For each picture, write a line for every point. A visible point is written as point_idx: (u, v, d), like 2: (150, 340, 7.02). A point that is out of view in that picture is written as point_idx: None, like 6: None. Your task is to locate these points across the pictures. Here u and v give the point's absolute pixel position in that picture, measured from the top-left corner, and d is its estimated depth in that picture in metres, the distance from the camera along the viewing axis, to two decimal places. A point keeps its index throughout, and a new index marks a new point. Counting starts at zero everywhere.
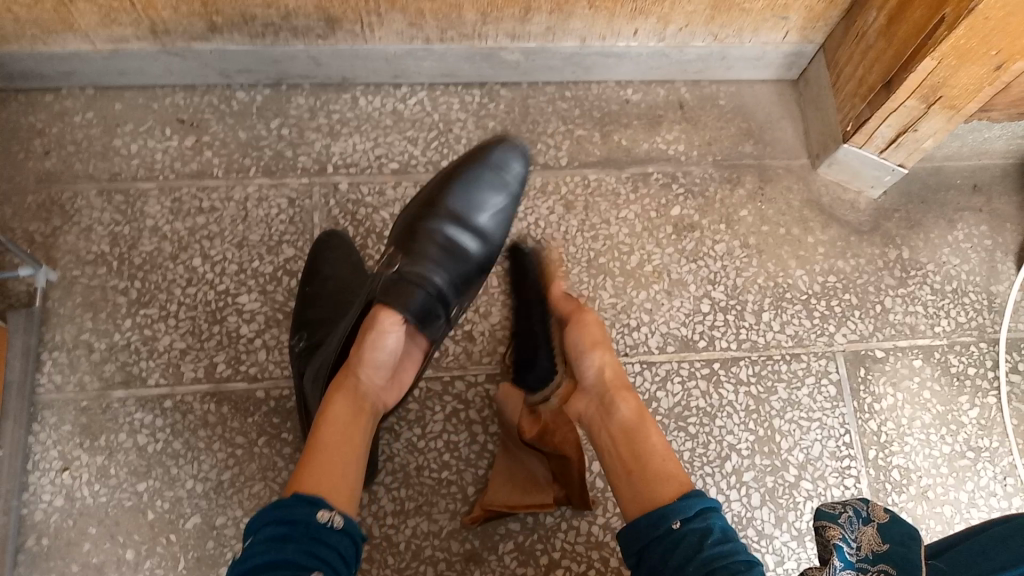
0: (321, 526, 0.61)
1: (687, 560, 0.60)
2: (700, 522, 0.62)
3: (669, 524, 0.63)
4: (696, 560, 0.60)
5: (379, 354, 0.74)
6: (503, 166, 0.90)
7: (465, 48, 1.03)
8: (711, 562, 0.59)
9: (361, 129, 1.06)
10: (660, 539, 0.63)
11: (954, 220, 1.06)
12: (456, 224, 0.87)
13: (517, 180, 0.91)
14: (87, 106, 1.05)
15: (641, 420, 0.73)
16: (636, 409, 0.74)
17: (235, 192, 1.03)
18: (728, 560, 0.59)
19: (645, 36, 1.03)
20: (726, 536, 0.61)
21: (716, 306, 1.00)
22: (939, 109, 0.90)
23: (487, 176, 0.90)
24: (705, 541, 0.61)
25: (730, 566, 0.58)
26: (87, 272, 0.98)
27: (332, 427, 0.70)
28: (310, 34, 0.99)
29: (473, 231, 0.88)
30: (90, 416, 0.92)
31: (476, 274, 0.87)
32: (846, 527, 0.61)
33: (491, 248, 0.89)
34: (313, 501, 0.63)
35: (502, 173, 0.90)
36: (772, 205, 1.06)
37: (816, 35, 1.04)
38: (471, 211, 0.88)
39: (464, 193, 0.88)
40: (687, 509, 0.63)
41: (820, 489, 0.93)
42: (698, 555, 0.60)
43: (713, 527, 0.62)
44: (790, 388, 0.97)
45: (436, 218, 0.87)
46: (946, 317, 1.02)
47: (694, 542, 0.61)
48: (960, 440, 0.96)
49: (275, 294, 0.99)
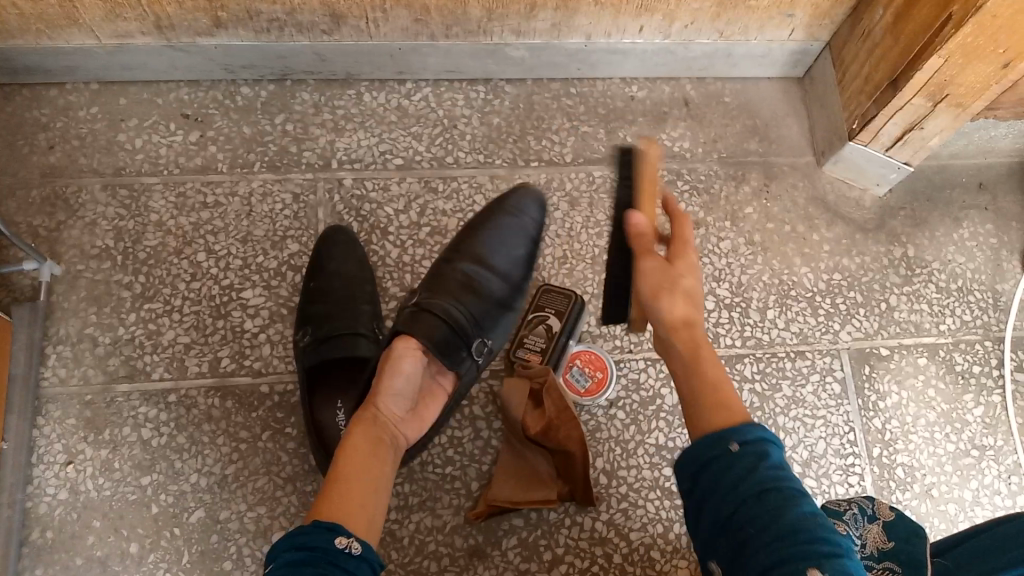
0: (339, 551, 0.59)
1: (741, 482, 0.53)
2: (759, 448, 0.54)
3: (725, 447, 0.55)
4: (752, 481, 0.53)
5: (399, 381, 0.74)
6: (511, 214, 0.96)
7: (469, 45, 1.03)
8: (768, 485, 0.52)
9: (365, 125, 1.06)
10: (712, 461, 0.55)
11: (960, 219, 1.06)
12: (481, 266, 0.91)
13: (535, 224, 0.98)
14: (92, 101, 1.05)
15: (702, 348, 0.61)
16: (703, 340, 0.61)
17: (239, 186, 1.03)
18: (783, 487, 0.53)
19: (650, 34, 1.03)
20: (783, 465, 0.54)
21: (720, 303, 1.00)
22: (946, 107, 0.90)
23: (497, 227, 0.95)
24: (764, 463, 0.54)
25: (785, 493, 0.52)
26: (91, 266, 0.98)
27: (353, 456, 0.67)
28: (315, 29, 0.99)
29: (496, 273, 0.91)
30: (93, 410, 0.92)
31: (496, 315, 0.88)
32: (850, 525, 0.63)
33: (507, 292, 0.91)
34: (330, 528, 0.60)
35: (516, 216, 0.96)
36: (777, 202, 1.06)
37: (822, 33, 1.04)
38: (494, 254, 0.92)
39: (486, 238, 0.93)
40: (746, 433, 0.55)
41: (824, 487, 0.93)
42: (755, 479, 0.53)
43: (772, 456, 0.54)
44: (794, 386, 0.97)
45: (462, 260, 0.91)
46: (951, 316, 1.02)
47: (747, 466, 0.54)
48: (964, 438, 0.96)
49: (279, 289, 0.98)
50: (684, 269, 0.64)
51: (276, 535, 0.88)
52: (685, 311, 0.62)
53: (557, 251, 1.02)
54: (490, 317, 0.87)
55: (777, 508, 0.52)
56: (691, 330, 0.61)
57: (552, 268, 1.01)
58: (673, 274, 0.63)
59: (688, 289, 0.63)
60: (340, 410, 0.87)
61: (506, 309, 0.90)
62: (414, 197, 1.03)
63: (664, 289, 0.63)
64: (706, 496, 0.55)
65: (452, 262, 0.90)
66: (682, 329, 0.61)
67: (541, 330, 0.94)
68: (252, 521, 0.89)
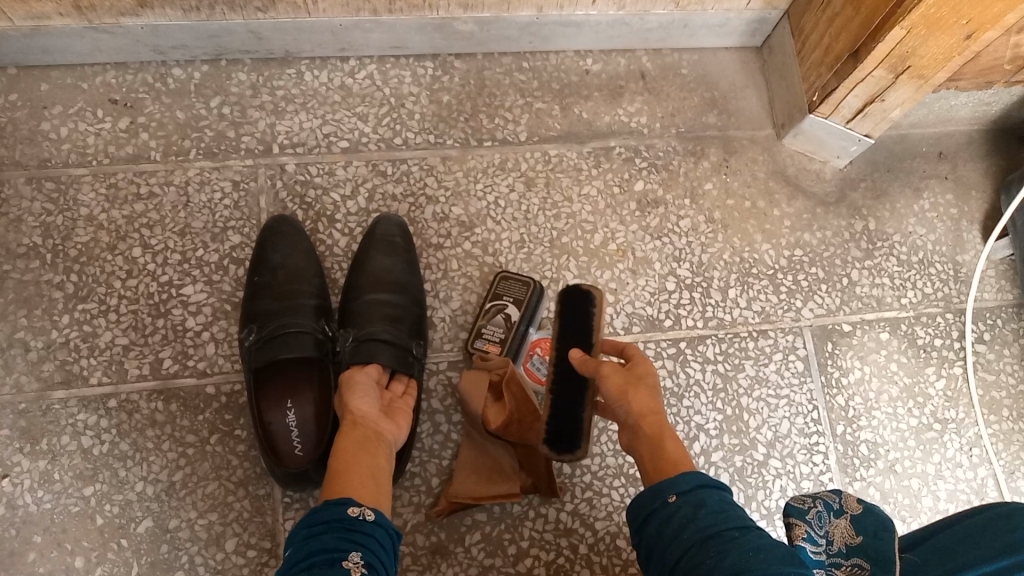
0: (354, 519, 0.60)
1: (680, 530, 0.58)
2: (695, 496, 0.60)
3: (664, 499, 0.61)
4: (690, 529, 0.58)
5: (363, 389, 0.76)
6: (386, 232, 0.94)
7: (415, 20, 0.97)
8: (707, 531, 0.57)
9: (307, 106, 1.01)
10: (655, 513, 0.61)
11: (920, 189, 1.05)
12: (388, 288, 0.91)
13: (402, 230, 0.95)
14: (10, 87, 0.98)
15: (665, 429, 0.66)
16: (665, 423, 0.67)
17: (175, 176, 0.97)
18: (721, 530, 0.57)
19: (604, 5, 0.98)
20: (723, 507, 0.59)
21: (681, 284, 0.98)
22: (907, 79, 0.87)
23: (378, 246, 0.93)
24: (701, 510, 0.59)
25: (724, 536, 0.56)
26: (19, 266, 0.92)
27: (344, 453, 0.68)
28: (249, 6, 0.93)
29: (405, 287, 0.91)
30: (28, 420, 0.87)
31: (420, 323, 0.91)
32: (812, 525, 0.63)
33: (420, 297, 0.92)
34: (341, 501, 0.61)
35: (393, 239, 0.94)
36: (737, 177, 1.03)
37: (780, 0, 1.00)
38: (395, 271, 0.92)
39: (381, 260, 0.92)
40: (681, 485, 0.61)
41: (789, 467, 0.91)
42: (693, 527, 0.58)
43: (709, 498, 0.60)
44: (757, 366, 0.95)
45: (371, 288, 0.91)
46: (912, 289, 1.01)
47: (687, 513, 0.59)
48: (927, 412, 0.95)
49: (222, 284, 0.94)
50: (637, 372, 0.71)
51: (229, 542, 0.85)
52: (647, 400, 0.68)
53: (514, 235, 0.98)
54: (417, 325, 0.90)
55: (720, 551, 0.55)
56: (658, 416, 0.67)
57: (509, 253, 0.97)
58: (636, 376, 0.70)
59: (643, 385, 0.70)
60: (291, 412, 0.84)
61: (423, 312, 0.92)
62: (361, 181, 0.98)
63: (632, 386, 0.69)
64: (653, 545, 0.60)
65: (361, 295, 0.91)
66: (644, 417, 0.67)
67: (500, 319, 0.91)
68: (203, 529, 0.85)
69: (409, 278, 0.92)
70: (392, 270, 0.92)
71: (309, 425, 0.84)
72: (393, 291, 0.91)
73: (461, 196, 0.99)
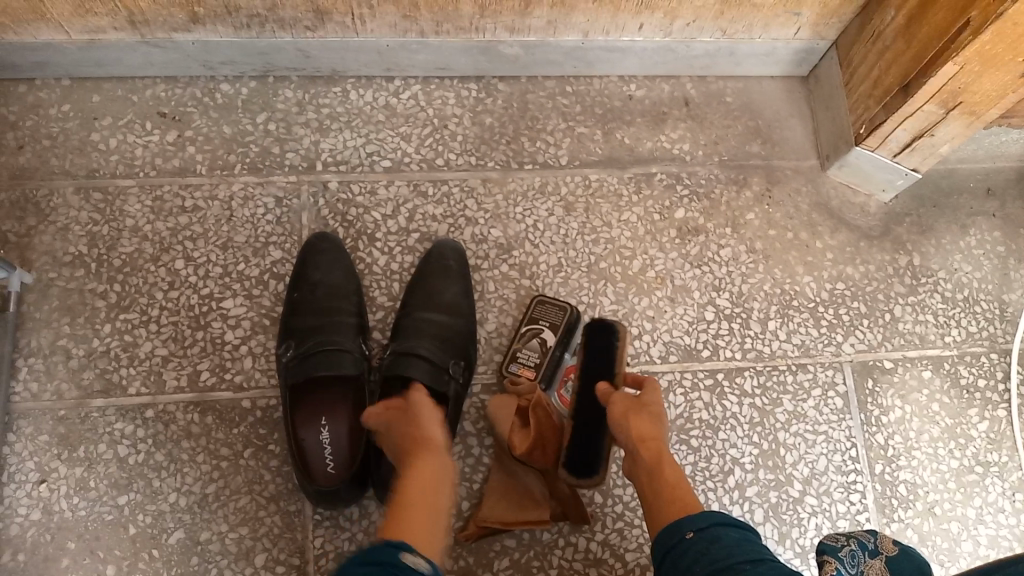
0: (405, 567, 0.57)
1: (695, 565, 0.58)
2: (713, 532, 0.60)
3: (683, 535, 0.61)
4: (704, 562, 0.58)
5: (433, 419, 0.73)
6: (438, 256, 0.95)
7: (461, 42, 0.98)
8: (720, 564, 0.57)
9: (351, 125, 1.01)
10: (672, 549, 0.61)
11: (967, 226, 1.03)
12: (437, 309, 0.91)
13: (454, 254, 0.95)
14: (63, 98, 1.00)
15: (663, 456, 0.68)
16: (664, 450, 0.69)
17: (220, 189, 0.98)
18: (733, 563, 0.56)
19: (650, 31, 0.98)
20: (739, 543, 0.58)
21: (720, 314, 0.97)
22: (958, 115, 0.86)
23: (427, 268, 0.94)
24: (716, 545, 0.58)
25: (735, 568, 0.56)
26: (64, 274, 0.94)
27: (415, 494, 0.64)
28: (298, 25, 0.94)
29: (452, 309, 0.92)
30: (67, 426, 0.88)
31: (463, 344, 0.91)
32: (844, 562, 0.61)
33: (466, 318, 0.92)
34: (399, 545, 0.58)
35: (446, 262, 0.94)
36: (779, 208, 1.02)
37: (829, 31, 0.99)
38: (445, 293, 0.92)
39: (431, 282, 0.93)
40: (699, 522, 0.61)
41: (825, 505, 0.90)
42: (706, 560, 0.58)
43: (726, 533, 0.59)
44: (796, 401, 0.94)
45: (418, 308, 0.91)
46: (956, 327, 0.99)
47: (703, 547, 0.59)
48: (968, 454, 0.93)
49: (261, 299, 0.94)
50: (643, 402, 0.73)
51: (258, 557, 0.85)
52: (649, 427, 0.70)
53: (552, 259, 0.98)
54: (458, 345, 0.90)
55: None
56: (656, 442, 0.69)
57: (547, 277, 0.97)
58: (640, 404, 0.72)
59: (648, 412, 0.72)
60: (325, 428, 0.84)
61: (468, 333, 0.92)
62: (402, 201, 0.99)
63: (633, 412, 0.71)
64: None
65: (411, 313, 0.91)
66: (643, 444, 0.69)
67: (535, 343, 0.91)
68: (233, 543, 0.85)
69: (457, 299, 0.93)
70: (439, 291, 0.92)
71: (344, 441, 0.84)
72: (438, 310, 0.91)
73: (501, 219, 0.99)
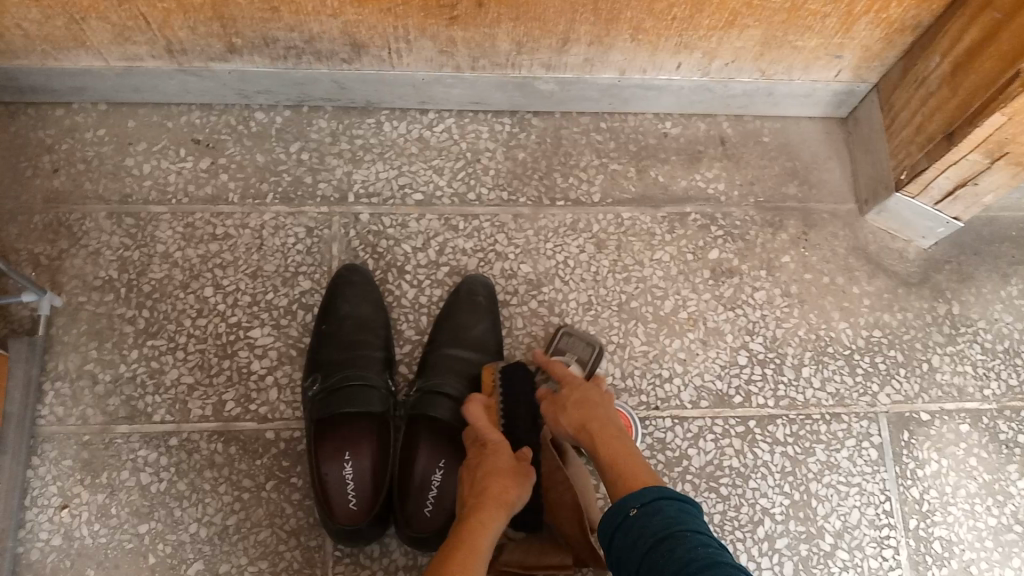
0: None
1: (639, 538, 0.63)
2: (654, 506, 0.64)
3: (628, 512, 0.65)
4: (648, 533, 0.63)
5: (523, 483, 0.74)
6: (466, 291, 0.94)
7: (496, 77, 0.97)
8: (662, 532, 0.62)
9: (384, 156, 1.01)
10: (619, 526, 0.65)
11: (1008, 275, 1.00)
12: (465, 345, 0.91)
13: (482, 289, 0.94)
14: (99, 122, 1.00)
15: (604, 437, 0.75)
16: (603, 433, 0.75)
17: (251, 218, 0.98)
18: (675, 531, 0.61)
19: (688, 70, 0.96)
20: (679, 513, 0.63)
21: (753, 358, 0.95)
22: (1004, 165, 0.84)
23: (454, 304, 0.93)
24: (658, 516, 0.63)
25: (676, 537, 0.61)
26: (93, 298, 0.94)
27: (480, 532, 0.68)
28: (335, 58, 0.93)
29: (479, 346, 0.91)
30: (91, 452, 0.88)
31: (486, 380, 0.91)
32: None
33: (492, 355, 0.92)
34: None
35: (475, 297, 0.93)
36: (815, 251, 1.00)
37: (870, 75, 0.97)
38: (473, 329, 0.91)
39: (460, 318, 0.92)
40: (641, 498, 0.65)
41: (857, 560, 0.88)
42: (650, 532, 0.63)
43: (666, 506, 0.64)
44: (829, 451, 0.92)
45: (445, 344, 0.91)
46: (996, 379, 0.96)
47: (647, 520, 0.64)
48: (1007, 512, 0.91)
49: (289, 329, 0.94)
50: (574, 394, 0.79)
51: None
52: (583, 414, 0.77)
53: (582, 297, 0.97)
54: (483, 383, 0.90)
55: (670, 550, 0.60)
56: (596, 425, 0.76)
57: (576, 314, 0.96)
58: (579, 397, 0.79)
59: (580, 401, 0.78)
60: (349, 463, 0.82)
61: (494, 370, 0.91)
62: (433, 234, 0.98)
63: (569, 405, 0.78)
64: (623, 558, 0.64)
65: (437, 349, 0.91)
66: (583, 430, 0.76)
67: None
68: None
69: (483, 336, 0.92)
70: (465, 327, 0.91)
71: (367, 478, 0.82)
72: (465, 348, 0.91)
73: (531, 254, 0.98)
